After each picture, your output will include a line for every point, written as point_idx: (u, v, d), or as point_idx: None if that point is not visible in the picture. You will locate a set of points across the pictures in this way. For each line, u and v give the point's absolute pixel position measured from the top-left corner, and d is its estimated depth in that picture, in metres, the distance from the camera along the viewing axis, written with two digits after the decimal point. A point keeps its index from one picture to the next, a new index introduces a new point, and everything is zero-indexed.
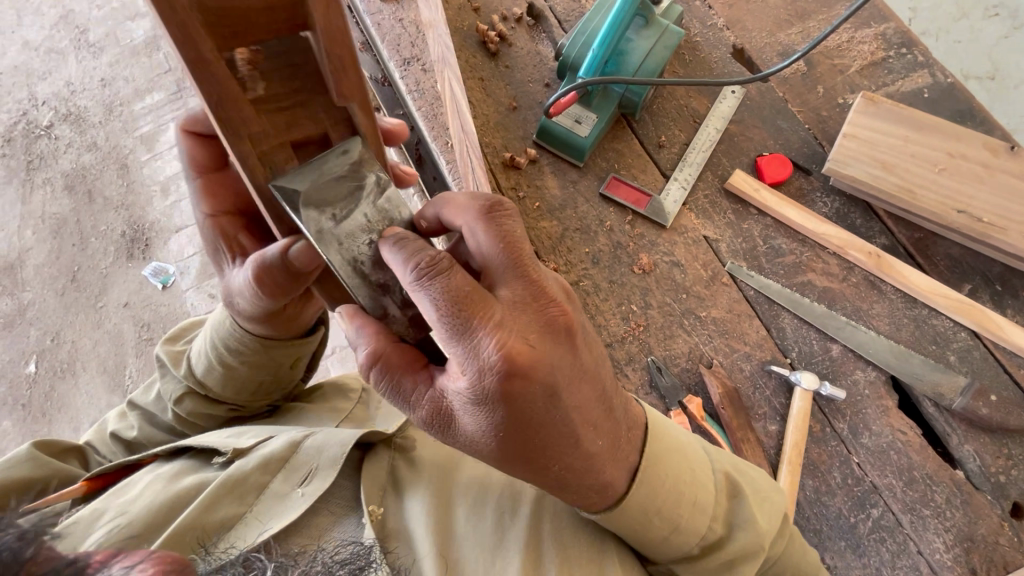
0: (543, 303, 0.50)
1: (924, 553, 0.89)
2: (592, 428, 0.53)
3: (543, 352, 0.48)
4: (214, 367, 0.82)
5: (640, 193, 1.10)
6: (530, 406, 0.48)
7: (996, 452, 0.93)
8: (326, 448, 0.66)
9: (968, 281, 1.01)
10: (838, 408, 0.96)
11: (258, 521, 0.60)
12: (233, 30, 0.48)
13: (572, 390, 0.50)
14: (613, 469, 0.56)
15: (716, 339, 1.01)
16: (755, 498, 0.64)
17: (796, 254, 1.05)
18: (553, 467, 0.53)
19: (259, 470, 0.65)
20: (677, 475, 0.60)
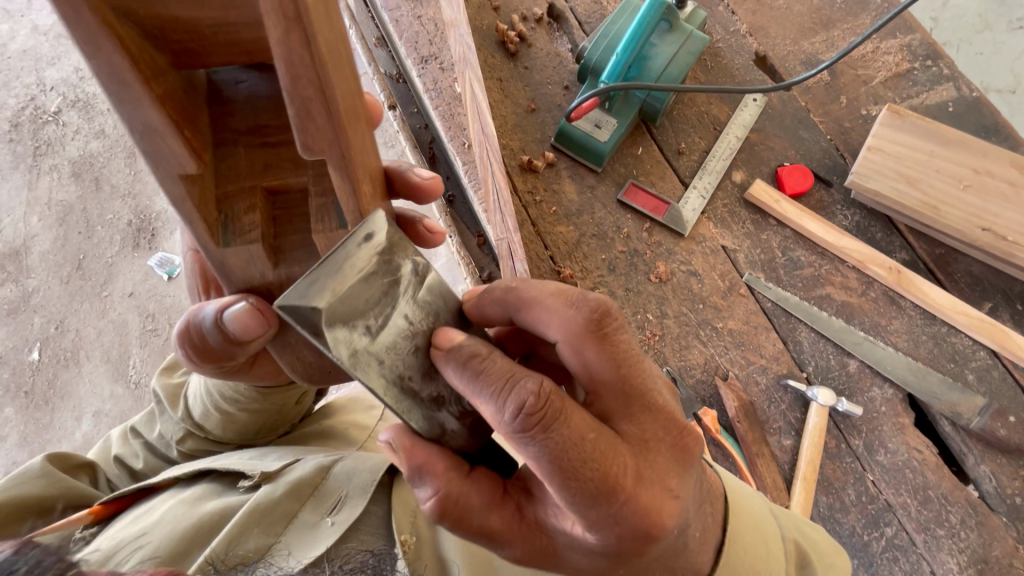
0: (664, 431, 0.47)
1: (937, 573, 0.88)
2: (696, 531, 0.51)
3: (671, 487, 0.46)
4: (211, 413, 0.82)
5: (658, 200, 1.08)
6: (653, 544, 0.46)
7: (1012, 473, 0.92)
8: (354, 476, 0.65)
9: (989, 299, 1.00)
10: (854, 425, 0.95)
11: (287, 551, 0.56)
12: (183, 47, 0.45)
13: (688, 509, 0.48)
14: (704, 554, 0.52)
15: (732, 351, 1.00)
16: (827, 570, 0.59)
17: (815, 266, 1.04)
18: (652, 574, 0.51)
19: (287, 495, 0.63)
20: (751, 546, 0.56)
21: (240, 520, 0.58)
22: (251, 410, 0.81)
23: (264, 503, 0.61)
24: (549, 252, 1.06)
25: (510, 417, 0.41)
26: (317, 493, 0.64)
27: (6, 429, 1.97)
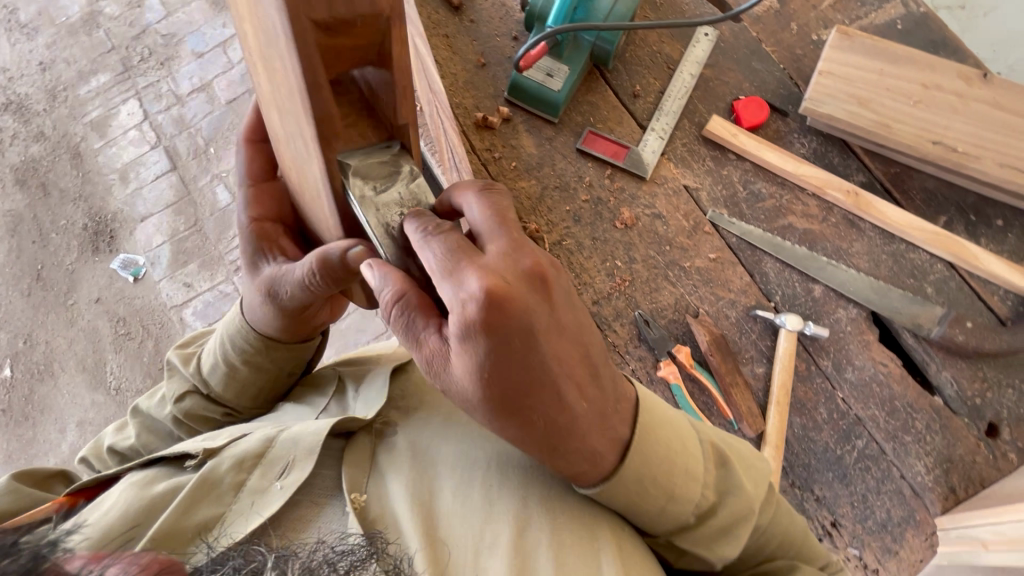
0: (527, 255, 0.47)
1: (906, 477, 0.93)
2: (577, 387, 0.48)
3: (527, 299, 0.45)
4: (219, 365, 0.81)
5: (618, 145, 1.07)
6: (510, 352, 0.44)
7: (972, 376, 0.96)
8: (305, 436, 0.58)
9: (944, 213, 1.02)
10: (822, 347, 0.98)
11: (241, 523, 0.53)
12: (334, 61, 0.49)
13: (554, 342, 0.46)
14: (600, 434, 0.51)
15: (701, 288, 1.02)
16: (742, 467, 0.59)
17: (776, 197, 1.05)
18: (536, 426, 0.48)
19: (232, 469, 0.56)
20: (670, 445, 0.54)
21: (185, 500, 0.52)
22: (255, 359, 0.80)
23: (209, 478, 0.55)
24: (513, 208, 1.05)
25: (419, 231, 0.50)
26: (263, 462, 0.57)
27: None
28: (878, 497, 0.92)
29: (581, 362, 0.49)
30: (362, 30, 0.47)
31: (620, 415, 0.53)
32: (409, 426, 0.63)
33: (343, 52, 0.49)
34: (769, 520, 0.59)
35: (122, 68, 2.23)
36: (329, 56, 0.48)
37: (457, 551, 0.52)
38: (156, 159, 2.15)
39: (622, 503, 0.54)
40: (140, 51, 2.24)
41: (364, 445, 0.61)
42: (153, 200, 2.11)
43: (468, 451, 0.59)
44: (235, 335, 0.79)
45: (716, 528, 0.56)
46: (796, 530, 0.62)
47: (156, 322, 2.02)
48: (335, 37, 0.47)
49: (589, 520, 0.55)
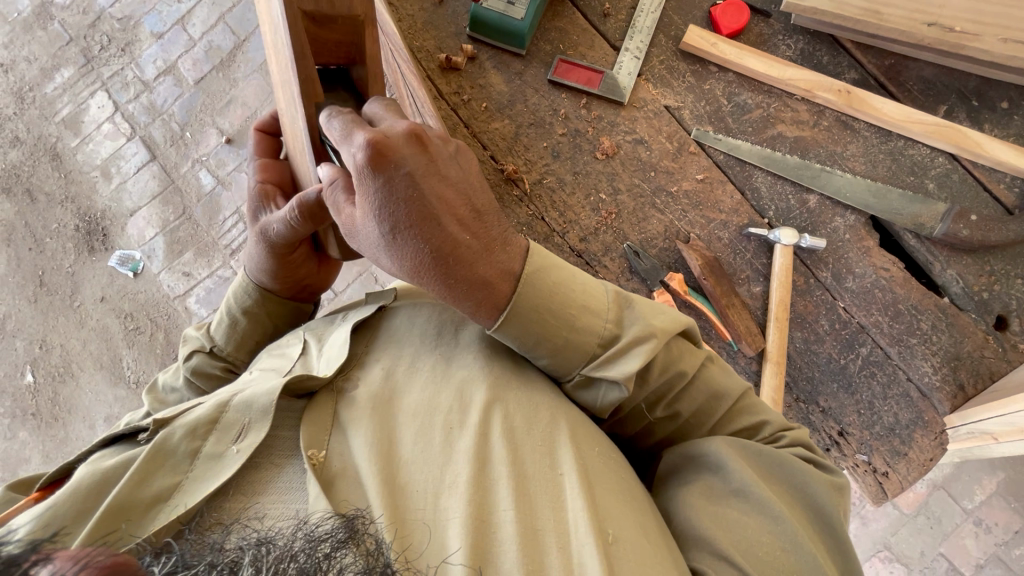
0: (408, 121, 0.55)
1: (913, 379, 0.91)
2: (461, 220, 0.54)
3: (403, 143, 0.53)
4: (222, 320, 0.83)
5: (590, 71, 1.01)
6: (391, 186, 0.52)
7: (979, 271, 0.92)
8: (258, 398, 0.57)
9: (944, 102, 0.96)
10: (820, 258, 0.95)
11: (197, 490, 0.52)
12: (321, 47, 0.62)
13: (432, 181, 0.53)
14: (495, 266, 0.55)
15: (691, 212, 0.98)
16: (649, 308, 0.61)
17: (763, 107, 0.99)
18: (430, 250, 0.53)
19: (185, 435, 0.55)
20: (561, 280, 0.58)
21: (139, 471, 0.52)
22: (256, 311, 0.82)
23: (162, 448, 0.54)
24: (488, 152, 1.01)
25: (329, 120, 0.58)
26: (217, 428, 0.56)
27: (27, 452, 2.01)
28: (884, 402, 0.91)
29: (467, 209, 0.55)
30: (342, 24, 0.60)
31: (511, 255, 0.57)
32: (369, 379, 0.62)
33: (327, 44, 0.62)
34: (691, 367, 0.62)
35: (83, 59, 2.16)
36: (315, 42, 0.61)
37: (422, 490, 0.53)
38: (135, 151, 2.11)
39: (528, 342, 0.58)
40: (99, 38, 2.15)
41: (324, 403, 0.60)
42: (139, 192, 2.09)
43: (427, 397, 0.59)
44: (239, 290, 0.83)
45: (617, 353, 0.58)
46: (724, 392, 0.63)
47: (162, 313, 2.04)
48: (319, 26, 0.60)
49: (547, 437, 0.57)
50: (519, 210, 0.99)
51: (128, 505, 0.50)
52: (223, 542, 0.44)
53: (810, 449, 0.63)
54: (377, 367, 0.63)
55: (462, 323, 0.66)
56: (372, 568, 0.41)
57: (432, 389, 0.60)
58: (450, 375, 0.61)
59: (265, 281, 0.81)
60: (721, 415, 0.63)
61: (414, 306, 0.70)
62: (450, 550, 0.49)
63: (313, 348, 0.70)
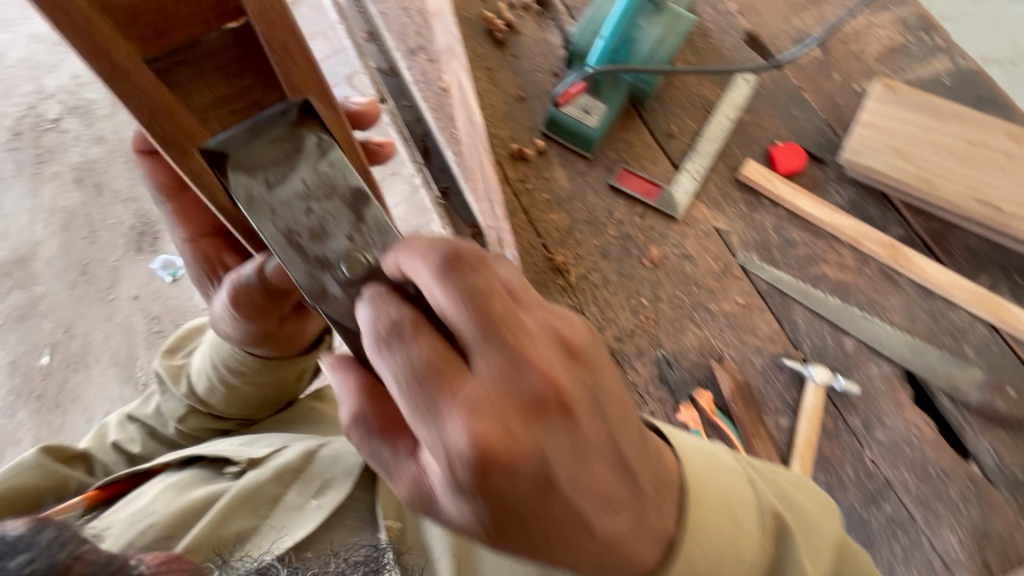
0: (527, 367, 0.43)
1: (937, 548, 0.88)
2: (603, 508, 0.46)
3: (535, 427, 0.42)
4: (216, 389, 0.92)
5: (650, 184, 1.08)
6: (518, 493, 0.42)
7: (1013, 446, 0.91)
8: (341, 459, 0.77)
9: (987, 273, 0.99)
10: (851, 403, 0.95)
11: (278, 530, 0.69)
12: (155, 30, 0.55)
13: (573, 462, 0.44)
14: (638, 547, 0.49)
15: (728, 332, 1.00)
16: (805, 538, 0.59)
17: (809, 245, 1.03)
18: (555, 554, 0.46)
19: (270, 482, 0.74)
20: (722, 526, 0.56)
21: (233, 503, 0.71)
22: (254, 382, 0.92)
23: (246, 492, 0.72)
24: (541, 240, 1.06)
25: (379, 354, 0.44)
26: (300, 477, 0.76)
27: (20, 434, 2.00)
28: (905, 566, 0.88)
29: (615, 473, 0.47)
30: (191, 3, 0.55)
31: (661, 506, 0.52)
32: None
33: (170, 16, 0.55)
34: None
35: None
36: (144, 16, 0.54)
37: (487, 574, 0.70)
38: None
39: None
40: None
41: None
42: None
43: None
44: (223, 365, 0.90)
45: None
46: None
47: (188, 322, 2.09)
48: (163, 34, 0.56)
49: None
50: (561, 300, 1.02)
51: (212, 535, 0.67)
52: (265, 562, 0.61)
53: None
54: None
55: None
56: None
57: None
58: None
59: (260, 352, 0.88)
60: None
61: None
62: None
63: None
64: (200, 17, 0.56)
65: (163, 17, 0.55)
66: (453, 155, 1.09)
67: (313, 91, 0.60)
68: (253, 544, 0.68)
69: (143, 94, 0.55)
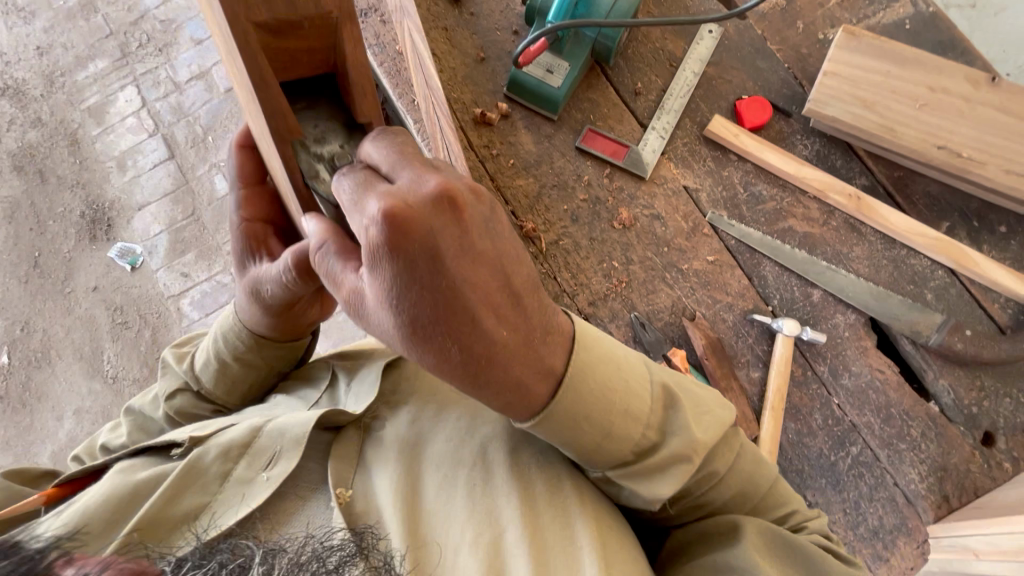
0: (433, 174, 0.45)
1: (900, 484, 0.92)
2: (497, 317, 0.47)
3: (433, 220, 0.42)
4: (210, 362, 0.85)
5: (617, 144, 1.06)
6: (416, 275, 0.42)
7: (969, 384, 0.95)
8: (289, 429, 0.64)
9: (946, 219, 1.01)
10: (819, 352, 0.97)
11: (226, 510, 0.59)
12: (286, 53, 0.55)
13: (463, 264, 0.44)
14: (529, 369, 0.51)
15: (699, 291, 1.01)
16: (693, 410, 0.62)
17: (776, 200, 1.04)
18: (454, 352, 0.46)
19: (219, 459, 0.62)
20: (604, 379, 0.57)
21: (172, 487, 0.59)
22: (247, 361, 0.84)
23: (196, 468, 0.61)
24: (510, 207, 1.04)
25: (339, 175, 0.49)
26: (249, 453, 0.63)
27: None
28: (870, 504, 0.92)
29: (502, 293, 0.47)
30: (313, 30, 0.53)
31: (550, 345, 0.53)
32: (397, 419, 0.69)
33: (295, 55, 0.55)
34: (723, 465, 0.63)
35: (120, 53, 2.21)
36: (279, 58, 0.55)
37: (436, 535, 0.58)
38: (155, 148, 2.13)
39: (579, 446, 0.58)
40: (138, 36, 2.21)
41: (350, 439, 0.67)
42: (151, 188, 2.10)
43: (452, 447, 0.64)
44: (229, 332, 0.84)
45: (657, 467, 0.59)
46: (757, 482, 0.65)
47: (153, 312, 2.01)
48: (280, 38, 0.53)
49: (564, 510, 0.60)
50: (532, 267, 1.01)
51: (158, 520, 0.57)
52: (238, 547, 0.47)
53: (828, 538, 0.67)
54: (403, 411, 0.69)
55: None
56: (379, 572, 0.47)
57: (457, 438, 0.65)
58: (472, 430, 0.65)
59: (259, 326, 0.81)
60: (747, 502, 0.65)
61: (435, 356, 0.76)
62: None
63: (340, 384, 0.77)
64: (321, 57, 0.56)
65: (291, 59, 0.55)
66: (413, 123, 1.02)
67: (373, 115, 0.59)
68: (200, 525, 0.57)
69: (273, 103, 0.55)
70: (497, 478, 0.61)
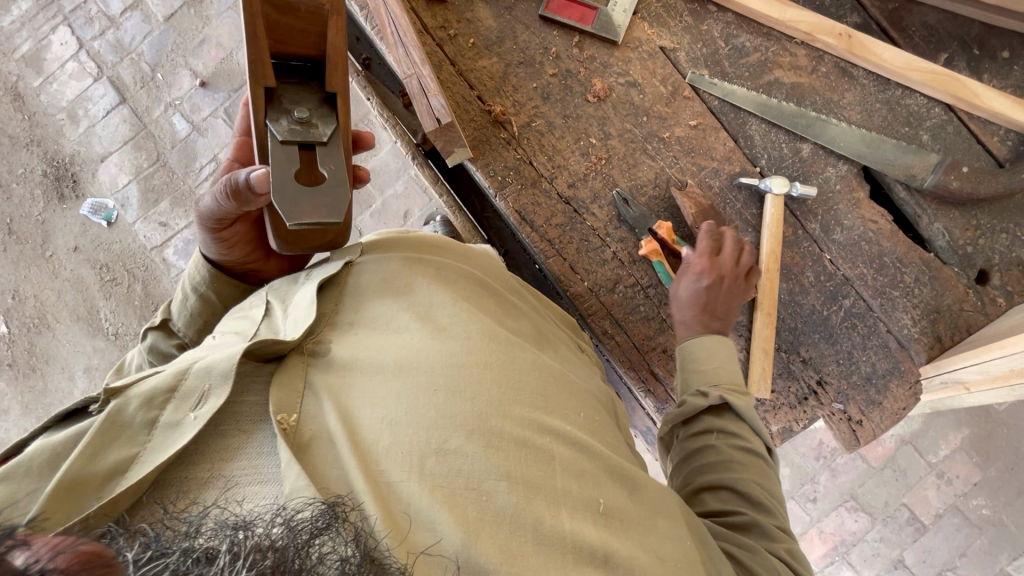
0: None
1: (893, 330, 0.93)
2: None
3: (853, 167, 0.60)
4: (178, 297, 0.83)
5: (585, 7, 0.96)
6: None
7: (965, 224, 0.92)
8: (218, 363, 0.52)
9: (945, 51, 0.94)
10: (809, 210, 0.94)
11: (157, 460, 0.47)
12: (282, 28, 0.60)
13: None
14: None
15: (683, 159, 0.96)
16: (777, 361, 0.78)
17: (761, 50, 0.96)
18: None
19: (142, 406, 0.49)
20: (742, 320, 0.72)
21: (91, 444, 0.46)
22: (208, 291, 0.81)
23: (117, 419, 0.48)
24: (475, 92, 0.96)
25: None
26: (177, 396, 0.51)
27: (5, 403, 1.98)
28: (863, 352, 0.93)
29: None
30: (307, 14, 0.59)
31: None
32: (345, 341, 0.60)
33: (292, 32, 0.60)
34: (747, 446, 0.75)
35: None
36: (276, 30, 0.60)
37: (394, 452, 0.50)
38: (103, 92, 1.99)
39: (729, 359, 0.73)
40: None
41: (295, 365, 0.56)
42: (109, 137, 1.99)
43: (401, 356, 0.57)
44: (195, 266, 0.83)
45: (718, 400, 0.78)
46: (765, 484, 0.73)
47: (140, 265, 1.98)
48: (281, 12, 0.59)
49: (535, 411, 0.57)
50: (505, 154, 0.95)
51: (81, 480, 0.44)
52: (201, 519, 0.40)
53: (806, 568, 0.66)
54: (350, 333, 0.61)
55: (431, 279, 0.66)
56: (351, 558, 0.40)
57: (412, 349, 0.58)
58: (432, 336, 0.60)
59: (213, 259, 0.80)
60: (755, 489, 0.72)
61: (379, 262, 0.68)
62: (438, 528, 0.48)
63: (275, 310, 0.65)
64: (311, 39, 0.61)
65: (288, 35, 0.60)
66: (360, 11, 0.94)
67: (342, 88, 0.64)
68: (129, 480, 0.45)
69: (260, 64, 0.59)
70: (460, 384, 0.56)
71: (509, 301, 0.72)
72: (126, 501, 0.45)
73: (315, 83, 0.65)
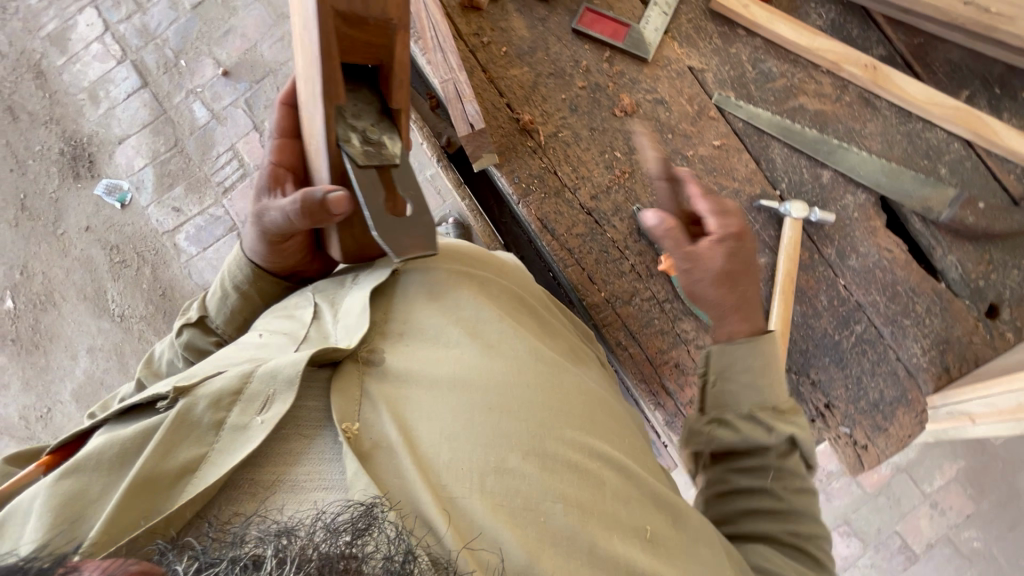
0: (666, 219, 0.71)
1: (902, 358, 0.94)
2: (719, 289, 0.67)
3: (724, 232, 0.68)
4: (215, 294, 0.84)
5: (617, 23, 0.98)
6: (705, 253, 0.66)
7: (978, 258, 0.94)
8: (282, 367, 0.53)
9: (966, 87, 0.96)
10: (826, 235, 0.96)
11: (226, 463, 0.48)
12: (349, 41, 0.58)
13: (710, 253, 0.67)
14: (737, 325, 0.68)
15: (705, 178, 0.97)
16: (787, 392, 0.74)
17: (787, 76, 0.98)
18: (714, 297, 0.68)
19: (209, 406, 0.50)
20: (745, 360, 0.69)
21: (163, 443, 0.48)
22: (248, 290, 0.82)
23: (186, 418, 0.49)
24: (504, 99, 0.98)
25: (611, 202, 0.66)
26: (242, 398, 0.51)
27: (5, 378, 1.98)
28: (872, 378, 0.94)
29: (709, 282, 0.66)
30: (376, 28, 0.57)
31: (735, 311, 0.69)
32: (397, 350, 0.61)
33: (359, 46, 0.59)
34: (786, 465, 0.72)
35: None
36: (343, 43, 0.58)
37: (454, 464, 0.51)
38: (126, 76, 2.01)
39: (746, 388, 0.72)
40: None
41: (350, 373, 0.57)
42: (128, 120, 2.00)
43: (457, 370, 0.59)
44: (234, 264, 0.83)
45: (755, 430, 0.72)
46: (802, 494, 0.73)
47: (150, 249, 1.99)
48: (352, 27, 0.57)
49: (583, 434, 0.58)
50: (532, 162, 0.97)
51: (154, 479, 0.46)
52: (244, 534, 0.41)
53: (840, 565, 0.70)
54: (401, 342, 0.62)
55: (480, 294, 0.68)
56: (393, 562, 0.40)
57: (466, 363, 0.59)
58: (484, 352, 0.61)
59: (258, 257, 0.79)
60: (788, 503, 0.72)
61: (428, 272, 0.69)
62: (501, 542, 0.48)
63: (325, 313, 0.66)
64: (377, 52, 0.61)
65: (353, 48, 0.59)
66: None
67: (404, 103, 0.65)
68: (200, 483, 0.47)
69: (330, 83, 0.58)
70: (512, 402, 0.57)
71: (546, 321, 0.74)
72: (197, 501, 0.46)
73: (371, 91, 0.66)
